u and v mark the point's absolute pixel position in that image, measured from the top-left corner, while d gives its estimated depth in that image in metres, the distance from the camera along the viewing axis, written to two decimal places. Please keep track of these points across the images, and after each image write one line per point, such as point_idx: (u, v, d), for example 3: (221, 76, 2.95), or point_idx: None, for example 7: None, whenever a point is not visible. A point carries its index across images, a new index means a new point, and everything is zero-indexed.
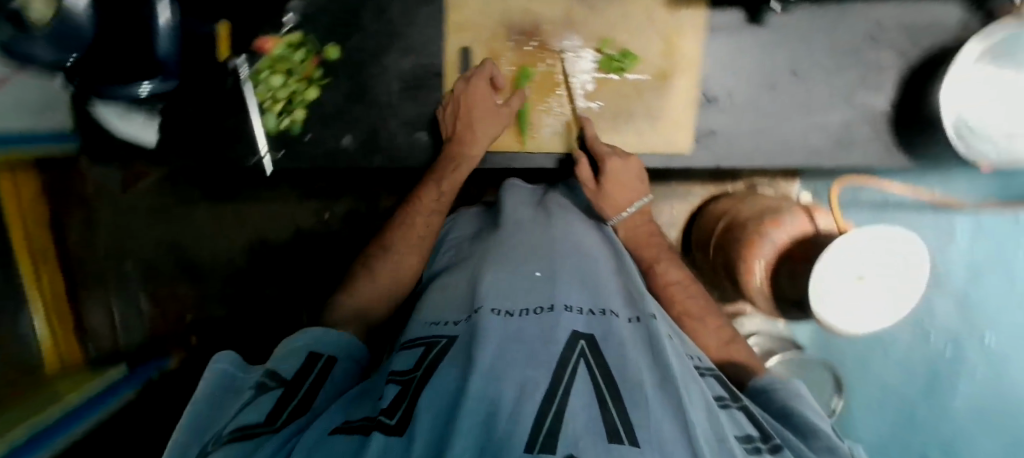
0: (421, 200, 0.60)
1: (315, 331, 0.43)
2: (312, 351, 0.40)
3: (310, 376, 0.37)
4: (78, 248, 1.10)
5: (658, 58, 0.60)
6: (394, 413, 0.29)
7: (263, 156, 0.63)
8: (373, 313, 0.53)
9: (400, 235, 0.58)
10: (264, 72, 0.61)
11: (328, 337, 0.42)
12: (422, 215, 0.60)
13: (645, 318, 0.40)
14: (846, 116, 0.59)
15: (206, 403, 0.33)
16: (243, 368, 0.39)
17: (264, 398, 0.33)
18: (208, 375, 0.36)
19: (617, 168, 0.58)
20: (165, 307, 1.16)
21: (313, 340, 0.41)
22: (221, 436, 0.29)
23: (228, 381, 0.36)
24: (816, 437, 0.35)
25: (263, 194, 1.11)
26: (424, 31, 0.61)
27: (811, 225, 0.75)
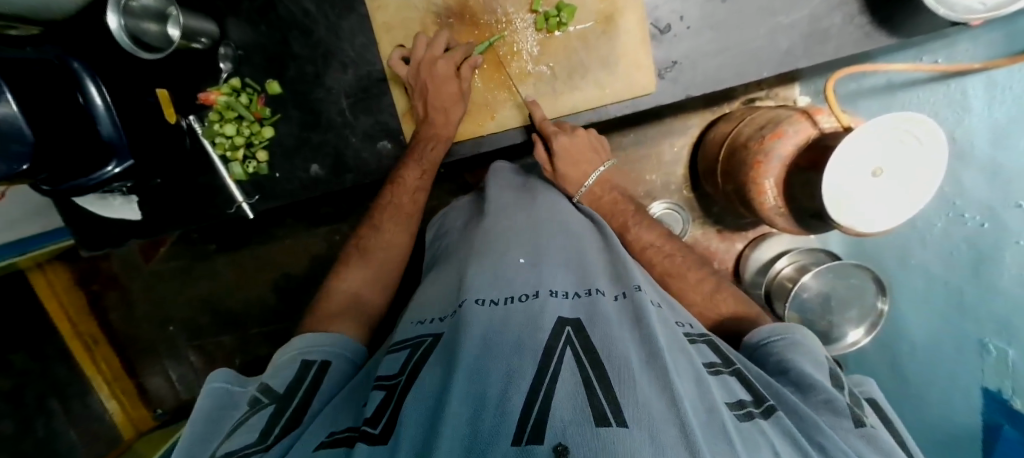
0: (404, 181, 0.60)
1: (316, 337, 0.48)
2: (304, 359, 0.45)
3: (302, 385, 0.41)
4: (122, 322, 1.19)
5: (595, 2, 0.56)
6: (378, 422, 0.31)
7: (242, 203, 0.65)
8: (365, 296, 0.57)
9: (387, 212, 0.61)
10: (216, 125, 0.61)
11: (318, 344, 0.47)
12: (406, 194, 0.61)
13: (630, 292, 0.40)
14: (812, 7, 0.55)
15: (205, 419, 0.39)
16: (239, 381, 0.44)
17: (257, 416, 0.38)
18: (207, 392, 0.41)
19: (570, 147, 0.58)
20: (213, 358, 1.21)
21: (306, 347, 0.46)
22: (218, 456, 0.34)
23: (226, 396, 0.41)
24: (816, 390, 0.36)
25: (275, 232, 1.13)
26: (353, 43, 0.60)
27: (814, 130, 0.70)
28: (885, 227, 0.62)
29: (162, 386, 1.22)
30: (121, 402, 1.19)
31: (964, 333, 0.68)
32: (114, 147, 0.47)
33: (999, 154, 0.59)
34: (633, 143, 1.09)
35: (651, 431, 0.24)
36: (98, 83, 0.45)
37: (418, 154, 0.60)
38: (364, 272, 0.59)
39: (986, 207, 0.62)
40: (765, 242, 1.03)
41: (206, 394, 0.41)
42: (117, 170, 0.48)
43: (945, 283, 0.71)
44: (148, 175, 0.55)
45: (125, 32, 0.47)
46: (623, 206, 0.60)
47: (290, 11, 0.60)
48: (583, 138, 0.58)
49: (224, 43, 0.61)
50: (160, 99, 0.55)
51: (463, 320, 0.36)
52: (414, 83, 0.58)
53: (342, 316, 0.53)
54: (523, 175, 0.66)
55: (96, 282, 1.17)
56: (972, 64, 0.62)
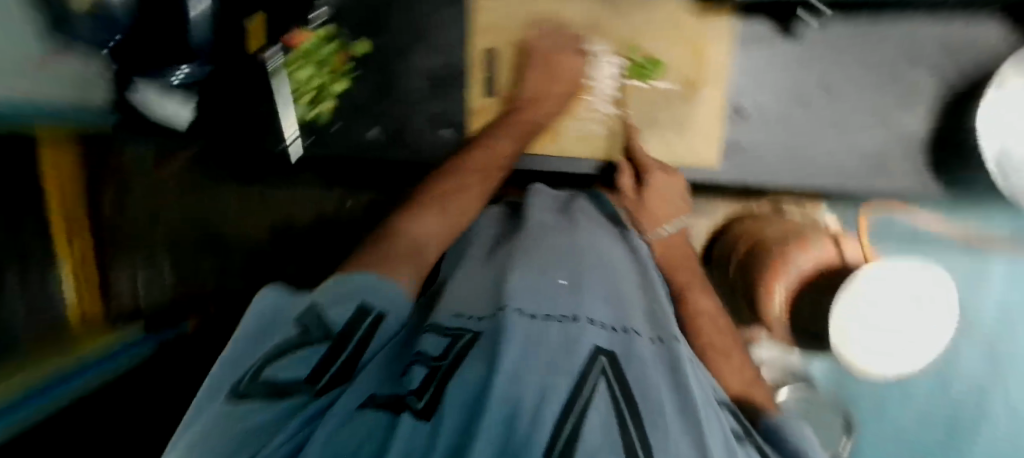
0: (496, 148, 0.54)
1: (373, 278, 0.36)
2: (363, 301, 0.34)
3: (355, 336, 0.33)
4: (111, 216, 1.16)
5: (685, 68, 0.59)
6: (423, 395, 0.30)
7: (294, 142, 0.66)
8: (430, 246, 0.43)
9: (478, 165, 0.52)
10: (296, 62, 0.62)
11: (383, 288, 0.35)
12: (500, 156, 0.54)
13: (667, 340, 0.39)
14: (879, 139, 0.57)
15: (252, 333, 0.34)
16: (295, 293, 0.37)
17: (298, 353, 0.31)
18: (258, 303, 0.35)
19: (658, 183, 0.58)
20: (186, 278, 1.20)
21: (367, 285, 0.35)
22: (249, 385, 0.30)
23: (276, 307, 0.35)
24: None
25: (292, 179, 1.14)
26: (449, 31, 0.62)
27: (837, 256, 0.72)
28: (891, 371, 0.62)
29: (126, 290, 1.16)
30: (77, 292, 1.11)
31: None
32: None
33: None
34: None
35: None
36: None
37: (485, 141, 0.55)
38: (438, 219, 0.45)
39: None
40: None
41: (256, 303, 0.35)
42: None
43: None
44: None
45: None
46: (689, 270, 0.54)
47: None
48: (679, 182, 0.58)
49: None
50: None
51: (501, 325, 0.35)
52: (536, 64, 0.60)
53: (403, 257, 0.40)
54: (565, 199, 0.66)
55: (99, 169, 1.13)
56: None
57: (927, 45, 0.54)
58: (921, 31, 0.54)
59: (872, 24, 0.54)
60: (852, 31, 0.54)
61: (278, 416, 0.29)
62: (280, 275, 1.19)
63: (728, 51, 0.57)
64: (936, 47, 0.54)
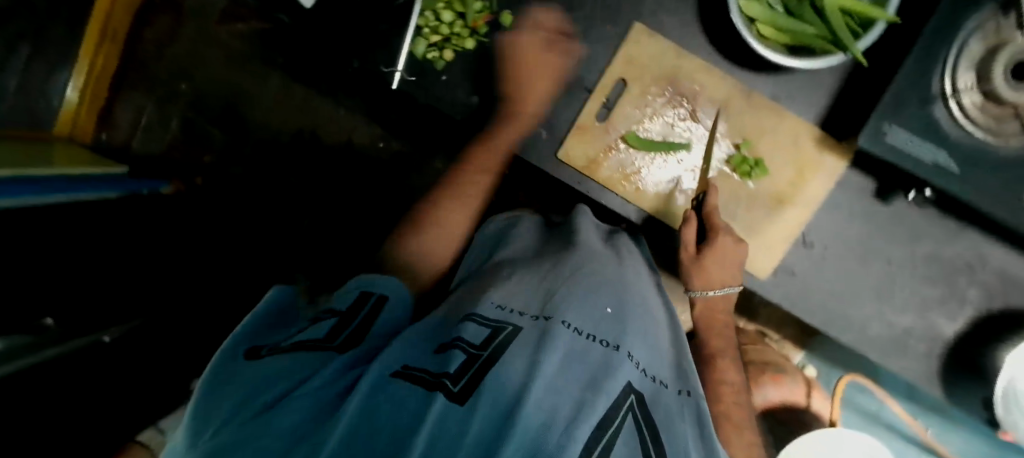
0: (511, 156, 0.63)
1: (375, 277, 0.47)
2: (364, 290, 0.44)
3: (362, 309, 0.42)
4: (149, 48, 1.14)
5: (783, 183, 0.61)
6: (459, 379, 0.30)
7: (396, 71, 0.61)
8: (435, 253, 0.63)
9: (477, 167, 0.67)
10: (440, 6, 0.62)
11: (377, 279, 0.46)
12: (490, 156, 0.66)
13: (695, 394, 0.41)
14: (912, 324, 0.61)
15: (265, 318, 0.43)
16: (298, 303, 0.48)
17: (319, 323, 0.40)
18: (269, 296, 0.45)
19: (723, 249, 0.57)
20: (190, 139, 1.17)
21: (364, 281, 0.46)
22: (280, 345, 0.37)
23: (282, 306, 0.46)
24: None
25: (341, 97, 1.11)
26: (591, 46, 0.62)
27: (802, 396, 0.94)
28: None
29: (127, 119, 1.17)
30: (81, 101, 1.11)
31: None
32: None
33: None
34: None
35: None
36: None
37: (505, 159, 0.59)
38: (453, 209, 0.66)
39: None
40: None
41: (270, 295, 0.46)
42: None
43: None
44: None
45: None
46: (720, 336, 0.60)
47: None
48: (743, 252, 0.57)
49: None
50: None
51: (551, 333, 0.36)
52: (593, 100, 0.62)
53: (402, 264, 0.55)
54: (604, 229, 0.66)
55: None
56: None
57: (988, 263, 0.59)
58: (987, 248, 0.59)
59: (953, 223, 0.58)
60: (936, 220, 0.58)
61: (311, 357, 0.35)
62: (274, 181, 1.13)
63: (828, 184, 0.60)
64: (995, 271, 0.59)
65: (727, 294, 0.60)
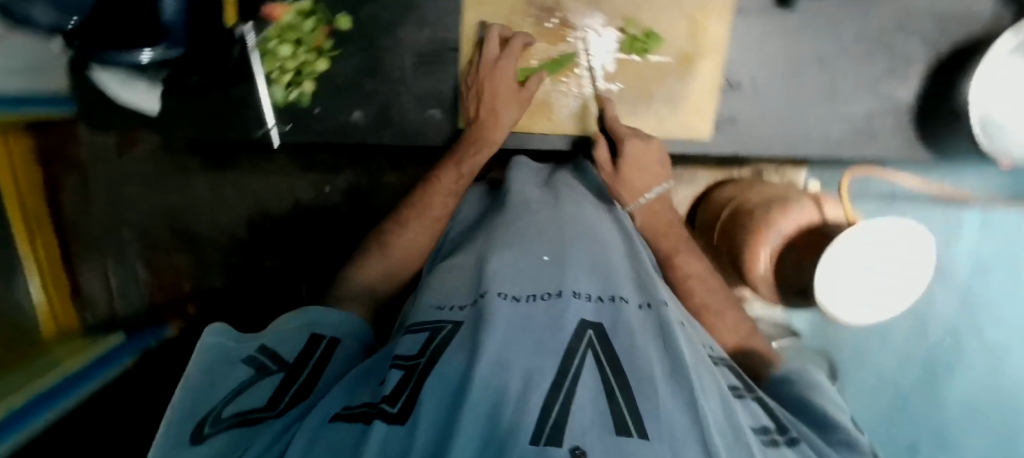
0: (438, 183, 0.60)
1: (325, 312, 0.49)
2: (313, 332, 0.46)
3: (310, 359, 0.43)
4: (74, 213, 1.13)
5: (682, 41, 0.58)
6: (396, 401, 0.30)
7: (272, 129, 0.63)
8: (381, 288, 0.60)
9: (414, 213, 0.60)
10: (274, 41, 0.58)
11: (326, 319, 0.48)
12: (439, 197, 0.61)
13: (656, 304, 0.41)
14: (871, 107, 0.58)
15: (208, 363, 0.39)
16: (238, 337, 0.43)
17: (266, 382, 0.39)
18: (207, 344, 0.41)
19: (638, 152, 0.56)
20: (161, 276, 1.17)
21: (312, 321, 0.48)
22: (223, 417, 0.34)
23: (223, 352, 0.40)
24: (836, 429, 0.38)
25: (265, 164, 1.10)
26: (436, 3, 0.58)
27: (819, 216, 0.77)
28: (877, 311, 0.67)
29: (99, 289, 1.17)
30: (50, 299, 1.11)
31: None
32: (169, 32, 0.46)
33: None
34: None
35: (673, 448, 0.26)
36: None
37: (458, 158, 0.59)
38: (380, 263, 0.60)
39: None
40: None
41: (202, 346, 0.40)
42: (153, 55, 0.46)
43: None
44: (184, 69, 0.54)
45: None
46: (672, 232, 0.57)
47: None
48: (657, 150, 0.56)
49: None
50: None
51: (487, 307, 0.38)
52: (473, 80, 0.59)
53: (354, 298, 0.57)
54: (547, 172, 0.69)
55: (56, 163, 1.09)
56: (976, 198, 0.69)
57: (917, 13, 0.55)
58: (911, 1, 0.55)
59: None
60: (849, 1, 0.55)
61: (245, 435, 0.33)
62: (258, 271, 1.16)
63: (726, 24, 0.57)
64: (928, 16, 0.55)
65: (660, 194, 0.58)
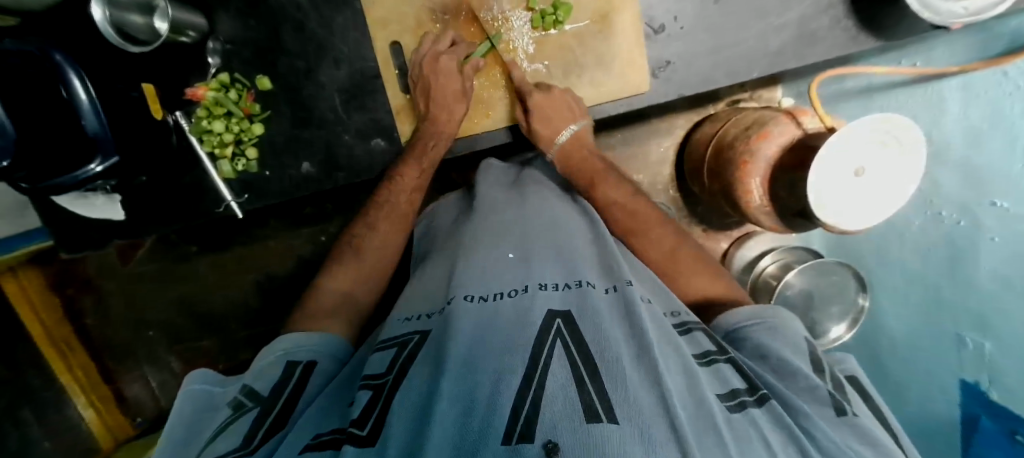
0: (402, 179, 0.63)
1: (302, 337, 0.49)
2: (290, 358, 0.46)
3: (287, 387, 0.42)
4: (99, 327, 1.17)
5: (591, 1, 0.58)
6: (365, 423, 0.31)
7: (230, 202, 0.66)
8: (360, 297, 0.58)
9: (384, 214, 0.63)
10: (204, 121, 0.61)
11: (303, 343, 0.47)
12: (405, 193, 0.63)
13: (620, 286, 0.42)
14: (803, 10, 0.57)
15: (186, 425, 0.39)
16: (221, 382, 0.45)
17: (241, 420, 0.38)
18: (187, 394, 0.43)
19: (545, 104, 0.59)
20: (193, 364, 1.20)
21: (291, 348, 0.47)
22: None
23: (207, 398, 0.43)
24: (798, 376, 0.38)
25: (258, 233, 1.12)
26: (347, 37, 0.62)
27: (799, 130, 0.72)
28: (871, 217, 0.63)
29: (143, 393, 1.21)
30: (97, 410, 1.18)
31: (942, 327, 0.72)
32: (98, 141, 0.46)
33: (977, 155, 0.62)
34: (620, 143, 1.11)
35: (641, 428, 0.25)
36: (82, 77, 0.44)
37: (419, 151, 0.61)
38: (350, 272, 0.59)
39: (962, 205, 0.66)
40: (749, 241, 1.05)
41: (185, 396, 0.43)
42: (100, 167, 0.47)
43: (924, 280, 0.74)
44: (132, 173, 0.55)
45: (110, 25, 0.49)
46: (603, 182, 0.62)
47: (280, 4, 0.61)
48: (560, 94, 0.59)
49: (213, 38, 0.62)
50: (145, 92, 0.54)
51: (454, 314, 0.38)
52: (416, 82, 0.61)
53: (334, 313, 0.54)
54: (514, 170, 0.70)
55: (70, 286, 1.14)
56: (950, 67, 0.66)
57: None
58: None
59: None
60: None
61: None
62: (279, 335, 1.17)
63: None
64: None
65: (574, 133, 0.61)
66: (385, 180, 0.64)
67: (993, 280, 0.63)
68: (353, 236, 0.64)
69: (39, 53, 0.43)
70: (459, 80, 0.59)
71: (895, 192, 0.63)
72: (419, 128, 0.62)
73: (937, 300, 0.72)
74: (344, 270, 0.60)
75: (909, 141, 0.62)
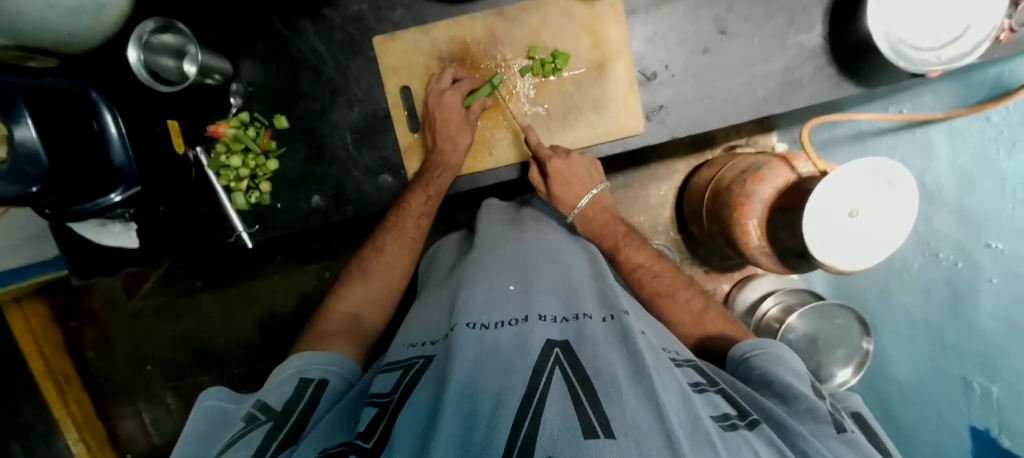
0: (410, 204, 0.65)
1: (314, 355, 0.51)
2: (302, 376, 0.48)
3: (299, 404, 0.44)
4: (98, 361, 1.17)
5: (587, 51, 0.63)
6: (371, 436, 0.34)
7: (242, 232, 0.68)
8: (366, 315, 0.62)
9: (392, 234, 0.66)
10: (223, 156, 0.65)
11: (316, 361, 0.50)
12: (413, 218, 0.66)
13: (618, 316, 0.43)
14: (785, 61, 0.61)
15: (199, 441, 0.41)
16: (232, 398, 0.47)
17: (255, 432, 0.39)
18: (199, 410, 0.45)
19: (563, 170, 0.62)
20: (190, 400, 1.18)
21: (302, 366, 0.49)
22: None
23: (219, 413, 0.45)
24: (799, 399, 0.40)
25: (264, 268, 1.13)
26: (361, 82, 0.66)
27: (793, 175, 0.74)
28: (868, 259, 0.64)
29: (135, 429, 1.18)
30: (88, 446, 1.14)
31: (949, 371, 0.71)
32: (123, 173, 0.51)
33: (968, 197, 0.64)
34: (621, 185, 1.14)
35: (637, 445, 0.26)
36: (115, 114, 0.49)
37: (425, 181, 0.64)
38: (364, 292, 0.64)
39: (958, 247, 0.66)
40: (752, 282, 1.05)
41: (199, 412, 0.45)
42: (119, 197, 0.52)
43: (927, 322, 0.74)
44: (150, 202, 0.58)
45: (144, 66, 0.54)
46: (613, 228, 0.67)
47: (301, 52, 0.66)
48: (576, 164, 0.63)
49: (236, 81, 0.66)
50: (170, 129, 0.58)
51: (456, 339, 0.39)
52: (426, 117, 0.65)
53: (342, 334, 0.57)
54: (513, 209, 0.72)
55: (75, 318, 1.15)
56: (935, 114, 0.68)
57: None
58: None
59: None
60: None
61: None
62: None
63: (622, 24, 0.62)
64: None
65: (595, 196, 0.66)
66: (393, 206, 0.67)
67: (994, 324, 0.62)
68: (363, 260, 0.67)
69: (77, 90, 0.48)
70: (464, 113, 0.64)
71: (893, 234, 0.64)
72: (427, 159, 0.65)
73: (941, 340, 0.71)
74: (354, 291, 0.64)
75: (903, 184, 0.63)
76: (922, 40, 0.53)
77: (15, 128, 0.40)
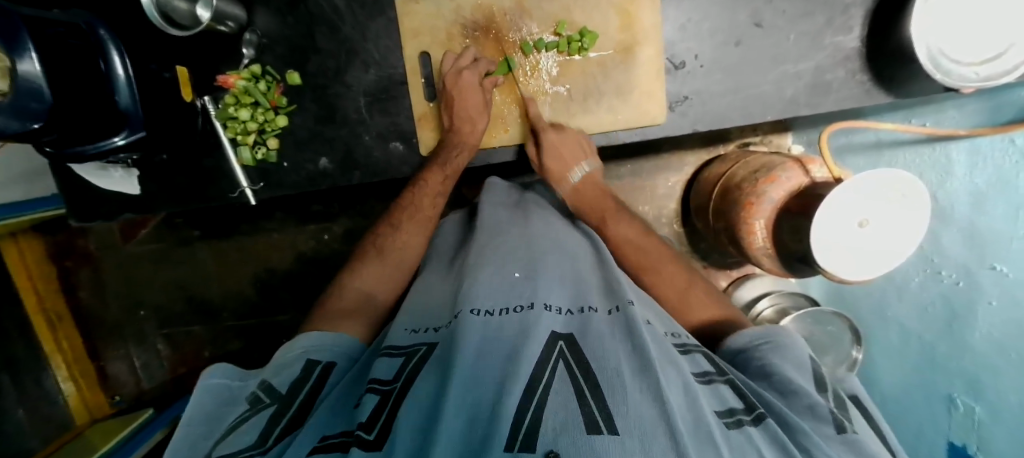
0: (428, 182, 0.65)
1: (324, 336, 0.51)
2: (309, 358, 0.48)
3: (305, 387, 0.44)
4: (91, 302, 1.17)
5: (617, 31, 0.61)
6: (373, 428, 0.32)
7: (245, 188, 0.67)
8: (379, 293, 0.61)
9: (406, 215, 0.66)
10: (231, 108, 0.63)
11: (323, 345, 0.50)
12: (427, 197, 0.66)
13: (622, 307, 0.43)
14: (818, 61, 0.59)
15: (205, 417, 0.42)
16: (238, 377, 0.48)
17: (258, 415, 0.40)
18: (204, 388, 0.45)
19: (558, 144, 0.63)
20: (181, 349, 1.19)
21: (311, 347, 0.49)
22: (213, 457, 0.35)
23: (225, 391, 0.45)
24: (799, 395, 0.40)
25: (262, 225, 1.12)
26: (378, 43, 0.64)
27: (807, 178, 0.73)
28: (877, 272, 0.64)
29: (125, 372, 1.20)
30: (78, 385, 1.15)
31: (933, 384, 0.73)
32: (128, 118, 0.49)
33: (979, 217, 0.63)
34: (629, 173, 1.12)
35: (641, 439, 0.26)
36: (122, 54, 0.47)
37: (443, 160, 0.63)
38: (380, 270, 0.63)
39: (962, 267, 0.66)
40: (748, 283, 1.05)
41: (204, 389, 0.45)
42: (122, 141, 0.50)
43: (919, 337, 0.75)
44: (154, 148, 0.56)
45: (155, 7, 0.51)
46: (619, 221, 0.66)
47: (318, 6, 0.63)
48: (572, 138, 0.63)
49: (249, 30, 0.64)
50: (177, 74, 0.57)
51: (460, 326, 0.39)
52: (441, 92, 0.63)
53: (356, 313, 0.57)
54: (518, 191, 0.72)
55: (69, 258, 1.14)
56: (957, 130, 0.67)
57: None
58: None
59: None
60: None
61: None
62: (270, 328, 1.17)
63: (656, 7, 0.60)
64: None
65: (586, 172, 0.66)
66: (406, 185, 0.68)
67: (991, 346, 0.63)
68: (377, 241, 0.66)
69: (85, 26, 0.45)
70: (480, 92, 0.62)
71: (902, 246, 0.63)
72: (443, 139, 0.64)
73: (931, 354, 0.73)
74: (367, 271, 0.63)
75: (919, 197, 0.62)
76: (965, 57, 0.51)
77: (19, 62, 0.38)
